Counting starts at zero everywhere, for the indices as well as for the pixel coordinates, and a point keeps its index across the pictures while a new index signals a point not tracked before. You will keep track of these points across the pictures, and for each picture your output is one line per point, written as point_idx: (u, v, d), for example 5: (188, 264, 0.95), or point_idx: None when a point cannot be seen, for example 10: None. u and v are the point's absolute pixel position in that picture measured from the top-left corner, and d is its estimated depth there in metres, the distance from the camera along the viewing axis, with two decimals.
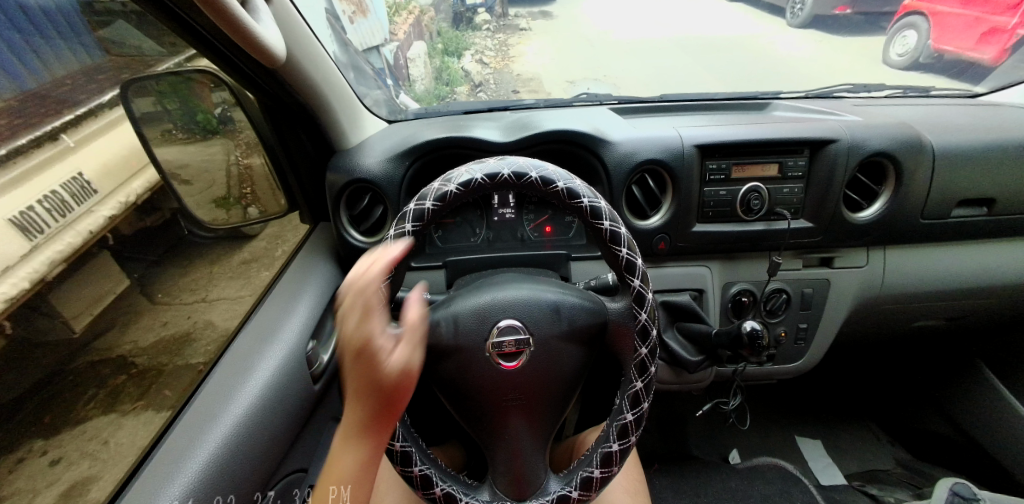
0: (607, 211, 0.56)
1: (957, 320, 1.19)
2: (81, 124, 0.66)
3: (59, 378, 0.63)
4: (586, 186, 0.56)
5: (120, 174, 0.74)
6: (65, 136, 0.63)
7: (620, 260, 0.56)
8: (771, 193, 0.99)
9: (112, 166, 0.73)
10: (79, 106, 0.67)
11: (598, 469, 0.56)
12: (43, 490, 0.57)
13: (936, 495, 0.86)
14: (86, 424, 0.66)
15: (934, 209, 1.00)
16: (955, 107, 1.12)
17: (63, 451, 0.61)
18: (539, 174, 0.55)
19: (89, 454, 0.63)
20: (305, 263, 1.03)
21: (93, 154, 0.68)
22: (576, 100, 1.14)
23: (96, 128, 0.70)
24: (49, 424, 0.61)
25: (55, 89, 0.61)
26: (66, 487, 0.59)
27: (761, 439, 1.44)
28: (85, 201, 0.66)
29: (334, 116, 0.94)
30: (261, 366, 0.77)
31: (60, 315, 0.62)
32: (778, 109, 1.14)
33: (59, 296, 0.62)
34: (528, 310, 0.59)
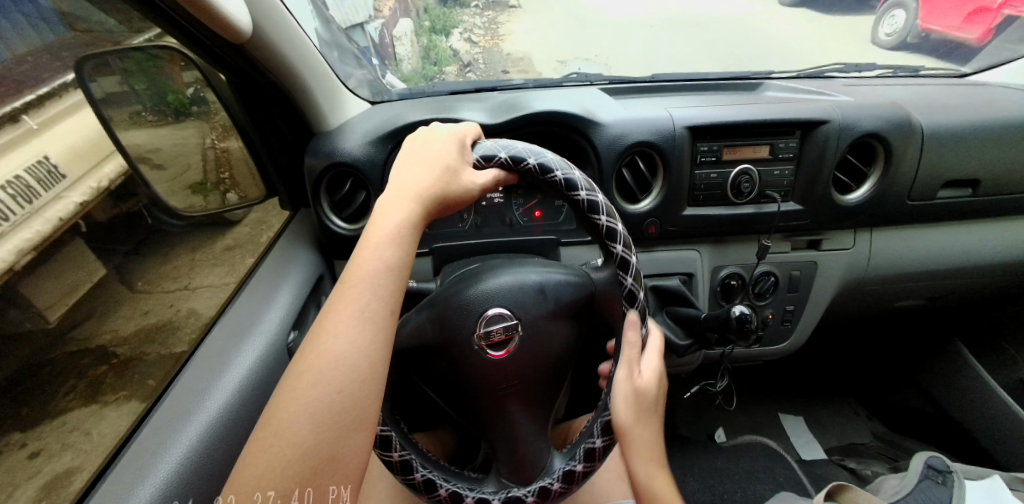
0: (582, 181, 0.54)
1: (938, 299, 1.21)
2: (43, 105, 0.63)
3: (34, 372, 0.60)
4: (558, 158, 0.54)
5: (88, 159, 0.71)
6: (26, 118, 0.59)
7: (600, 229, 0.54)
8: (761, 175, 0.98)
9: (80, 151, 0.69)
10: (41, 86, 0.63)
11: (600, 439, 0.52)
12: (25, 482, 0.54)
13: (912, 468, 0.88)
14: (66, 415, 0.63)
15: (921, 190, 1.01)
16: (944, 88, 1.12)
17: (43, 444, 0.58)
18: (507, 152, 0.53)
19: (70, 446, 0.60)
20: (287, 251, 1.00)
21: (57, 138, 0.65)
22: (566, 80, 1.11)
23: (59, 112, 0.66)
24: (26, 417, 0.58)
25: (13, 69, 0.57)
26: (48, 479, 0.56)
27: (747, 418, 1.47)
28: (53, 186, 0.63)
29: (312, 98, 0.90)
30: (239, 359, 0.75)
31: (32, 306, 0.60)
32: (771, 89, 1.12)
33: (27, 289, 0.60)
34: (514, 295, 0.59)
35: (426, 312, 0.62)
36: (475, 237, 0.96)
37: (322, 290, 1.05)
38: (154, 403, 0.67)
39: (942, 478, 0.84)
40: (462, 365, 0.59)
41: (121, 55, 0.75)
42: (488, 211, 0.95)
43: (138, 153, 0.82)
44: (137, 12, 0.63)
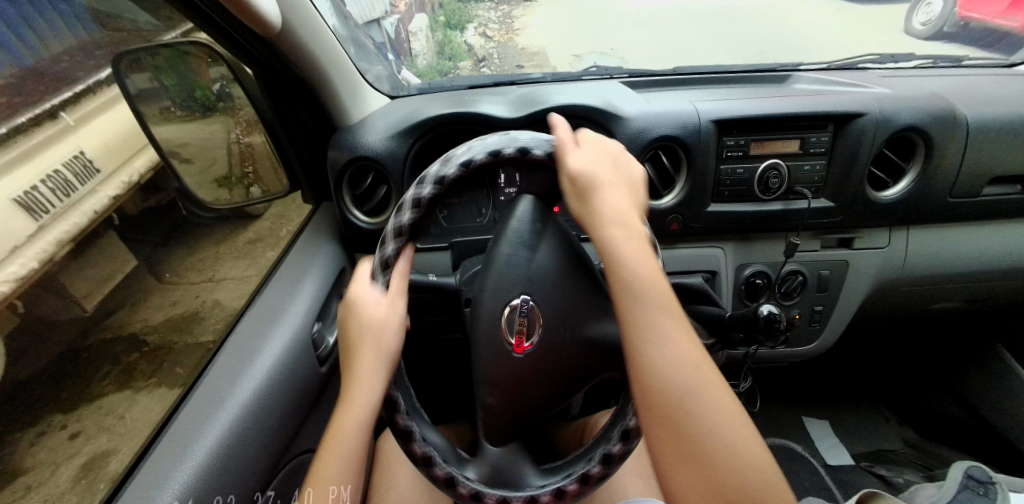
0: (526, 140, 0.51)
1: (978, 302, 1.16)
2: (81, 102, 0.65)
3: (72, 358, 0.63)
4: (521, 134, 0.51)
5: (121, 153, 0.73)
6: (65, 114, 0.62)
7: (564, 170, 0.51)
8: (790, 171, 0.95)
9: (114, 145, 0.72)
10: (78, 83, 0.65)
11: None
12: (65, 462, 0.57)
13: (950, 477, 0.84)
14: (103, 399, 0.66)
15: (965, 187, 0.96)
16: (990, 77, 1.06)
17: (82, 426, 0.61)
18: (514, 146, 0.50)
19: (106, 428, 0.63)
20: (308, 244, 1.01)
21: (93, 134, 0.67)
22: (585, 75, 1.09)
23: (94, 107, 0.68)
24: (66, 399, 0.61)
25: (53, 66, 0.59)
26: (87, 459, 0.58)
27: (769, 420, 1.43)
28: (87, 181, 0.65)
29: (334, 92, 0.91)
30: (267, 348, 0.76)
31: (70, 293, 0.63)
32: (800, 81, 1.08)
33: (68, 277, 0.62)
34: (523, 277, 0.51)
35: None
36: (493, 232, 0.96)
37: (345, 282, 1.06)
38: (188, 388, 0.68)
39: (983, 489, 0.80)
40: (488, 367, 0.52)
41: (153, 50, 0.77)
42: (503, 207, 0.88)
43: (169, 147, 0.84)
44: (173, 11, 0.65)
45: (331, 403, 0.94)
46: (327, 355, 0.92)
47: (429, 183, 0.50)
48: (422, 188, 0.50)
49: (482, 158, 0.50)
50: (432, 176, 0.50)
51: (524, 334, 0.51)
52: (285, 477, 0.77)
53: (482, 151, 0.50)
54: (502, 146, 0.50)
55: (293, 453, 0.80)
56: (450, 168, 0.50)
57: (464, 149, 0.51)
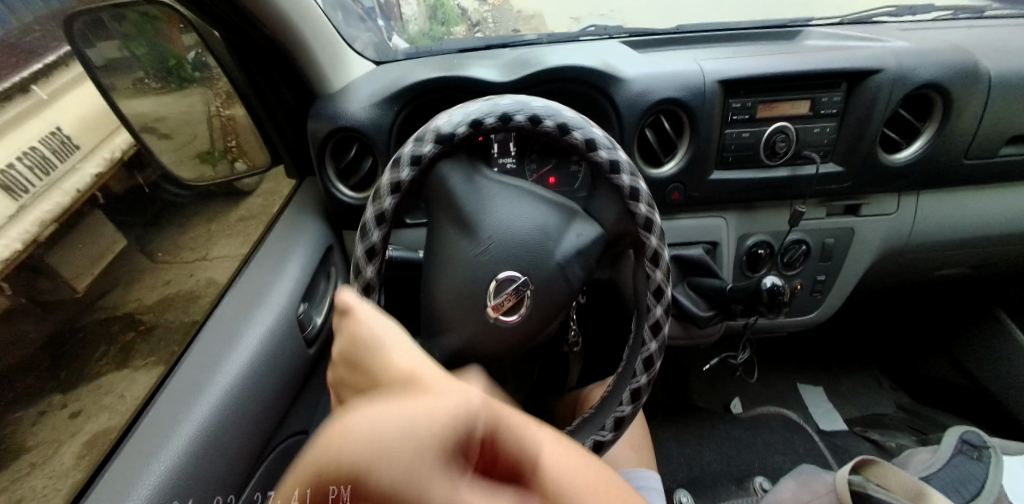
0: (544, 110, 0.49)
1: (983, 267, 1.14)
2: (52, 75, 0.60)
3: (70, 336, 0.62)
4: (540, 101, 0.50)
5: (101, 129, 0.70)
6: (36, 87, 0.57)
7: (577, 145, 0.50)
8: (799, 133, 0.90)
9: (92, 121, 0.68)
10: (48, 55, 0.60)
11: (654, 339, 0.52)
12: (69, 439, 0.57)
13: (945, 442, 0.83)
14: (101, 379, 0.65)
15: (981, 148, 0.92)
16: (1012, 28, 1.00)
17: (82, 405, 0.61)
18: (525, 114, 0.49)
19: (106, 407, 0.62)
20: (293, 221, 0.97)
21: (66, 108, 0.63)
22: (584, 34, 1.02)
23: (66, 81, 0.63)
24: (65, 379, 0.60)
25: (22, 37, 0.54)
26: (89, 437, 0.58)
27: (766, 389, 1.42)
28: (68, 158, 0.62)
29: (312, 57, 0.85)
30: (249, 331, 0.73)
31: (59, 276, 0.59)
32: (810, 37, 1.02)
33: (56, 260, 0.59)
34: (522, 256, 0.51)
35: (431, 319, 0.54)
36: None
37: (332, 260, 1.03)
38: (168, 371, 0.66)
39: (978, 454, 0.80)
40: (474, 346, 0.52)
41: (111, 10, 0.73)
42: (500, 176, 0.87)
43: (142, 123, 0.79)
44: None
45: (320, 385, 0.92)
46: (315, 336, 0.90)
47: (429, 141, 0.50)
48: (423, 146, 0.50)
49: (491, 121, 0.49)
50: (432, 134, 0.50)
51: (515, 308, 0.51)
52: (276, 459, 0.76)
53: (491, 114, 0.49)
54: (514, 111, 0.49)
55: (280, 437, 0.78)
56: (454, 128, 0.49)
57: (469, 107, 0.50)
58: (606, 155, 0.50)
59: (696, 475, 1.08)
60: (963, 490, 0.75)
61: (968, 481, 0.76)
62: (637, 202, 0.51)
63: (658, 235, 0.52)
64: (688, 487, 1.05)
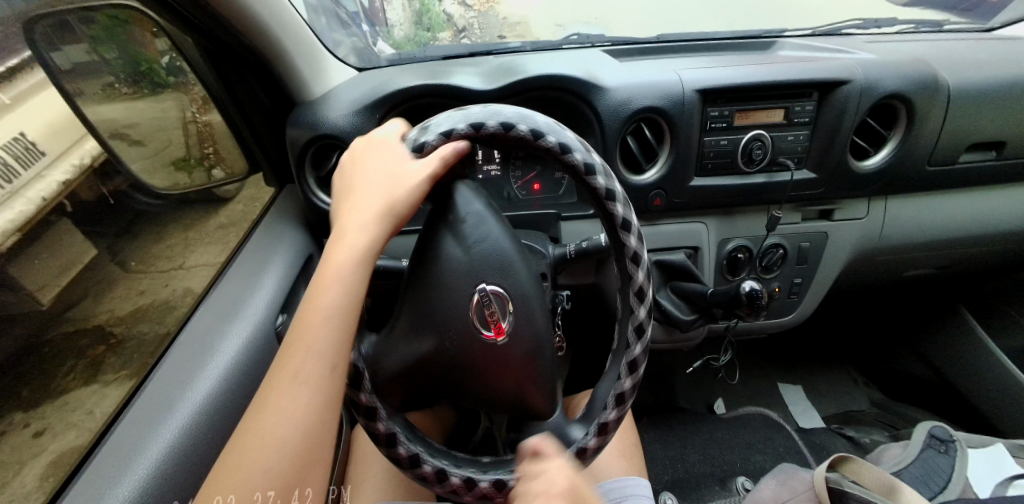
0: (480, 114, 0.46)
1: (948, 268, 1.19)
2: (14, 79, 0.58)
3: (36, 352, 0.59)
4: (477, 107, 0.47)
5: (67, 136, 0.67)
6: None
7: (525, 139, 0.46)
8: (775, 141, 0.93)
9: (59, 127, 0.66)
10: (10, 58, 0.57)
11: (644, 313, 0.49)
12: (31, 460, 0.54)
13: (914, 437, 0.86)
14: (68, 395, 0.62)
15: (943, 155, 0.97)
16: (970, 41, 1.05)
17: (47, 423, 0.58)
18: (465, 122, 0.46)
19: (74, 425, 0.59)
20: (272, 230, 0.95)
21: (30, 113, 0.61)
22: (566, 43, 1.04)
23: (30, 86, 0.61)
24: (28, 396, 0.58)
25: None
26: (54, 456, 0.55)
27: (747, 389, 1.45)
28: (31, 165, 0.59)
29: (292, 62, 0.84)
30: (225, 344, 0.71)
31: (22, 286, 0.57)
32: (785, 48, 1.06)
33: (19, 271, 0.57)
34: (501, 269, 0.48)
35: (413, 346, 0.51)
36: None
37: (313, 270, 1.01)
38: (138, 386, 0.64)
39: (944, 447, 0.83)
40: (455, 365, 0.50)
41: (80, 14, 0.70)
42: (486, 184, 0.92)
43: (112, 129, 0.76)
44: None
45: None
46: None
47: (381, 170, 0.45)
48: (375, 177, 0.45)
49: (437, 139, 0.45)
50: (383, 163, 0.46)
51: (501, 322, 0.48)
52: None
53: (436, 132, 0.45)
54: (455, 123, 0.46)
55: None
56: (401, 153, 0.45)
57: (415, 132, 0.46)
58: (557, 140, 0.47)
59: (682, 476, 1.09)
60: (932, 484, 0.77)
61: (936, 474, 0.79)
62: (596, 173, 0.48)
63: (624, 206, 0.49)
64: (674, 488, 1.06)
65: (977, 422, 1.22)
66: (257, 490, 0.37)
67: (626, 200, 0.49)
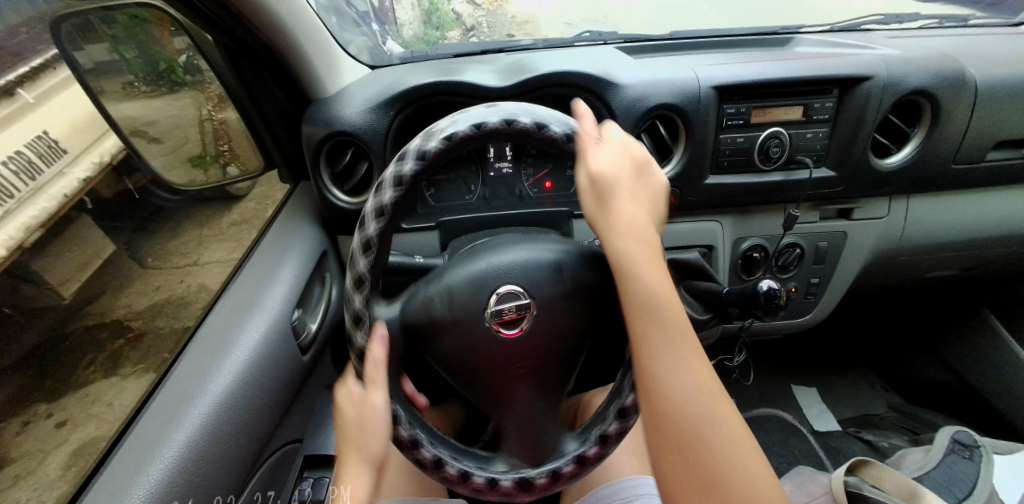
0: (517, 111, 0.47)
1: (971, 269, 1.16)
2: (38, 78, 0.59)
3: (57, 345, 0.60)
4: (514, 104, 0.48)
5: (88, 134, 0.68)
6: (22, 91, 0.56)
7: (558, 142, 0.48)
8: (793, 138, 0.91)
9: (80, 125, 0.67)
10: (35, 58, 0.59)
11: None
12: (55, 450, 0.55)
13: (936, 443, 0.84)
14: (88, 387, 0.64)
15: (969, 153, 0.94)
16: (996, 36, 1.02)
17: (69, 414, 0.59)
18: (500, 117, 0.46)
19: (95, 415, 0.60)
20: (287, 227, 0.95)
21: (53, 112, 0.62)
22: (577, 40, 1.03)
23: (54, 85, 0.63)
24: (52, 387, 0.59)
25: (10, 40, 0.53)
26: (76, 447, 0.56)
27: (760, 391, 1.43)
28: (54, 162, 0.60)
29: (307, 60, 0.84)
30: (242, 339, 0.72)
31: (44, 282, 0.58)
32: (802, 44, 1.04)
33: (42, 266, 0.58)
34: (521, 267, 0.48)
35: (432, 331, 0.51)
36: (483, 209, 0.93)
37: (326, 266, 1.02)
38: (160, 379, 0.65)
39: (969, 453, 0.81)
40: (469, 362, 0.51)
41: (100, 13, 0.70)
42: (497, 182, 0.92)
43: (131, 127, 0.77)
44: None
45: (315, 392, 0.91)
46: (309, 343, 0.88)
47: (411, 158, 0.45)
48: (403, 164, 0.46)
49: (470, 130, 0.46)
50: (412, 150, 0.46)
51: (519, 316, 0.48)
52: (267, 469, 0.75)
53: (468, 123, 0.46)
54: (488, 116, 0.46)
55: (273, 446, 0.77)
56: (433, 142, 0.45)
57: (445, 122, 0.46)
58: (531, 120, 0.47)
59: None
60: (955, 491, 0.75)
61: (959, 480, 0.76)
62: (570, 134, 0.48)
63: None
64: None
65: (1000, 428, 1.19)
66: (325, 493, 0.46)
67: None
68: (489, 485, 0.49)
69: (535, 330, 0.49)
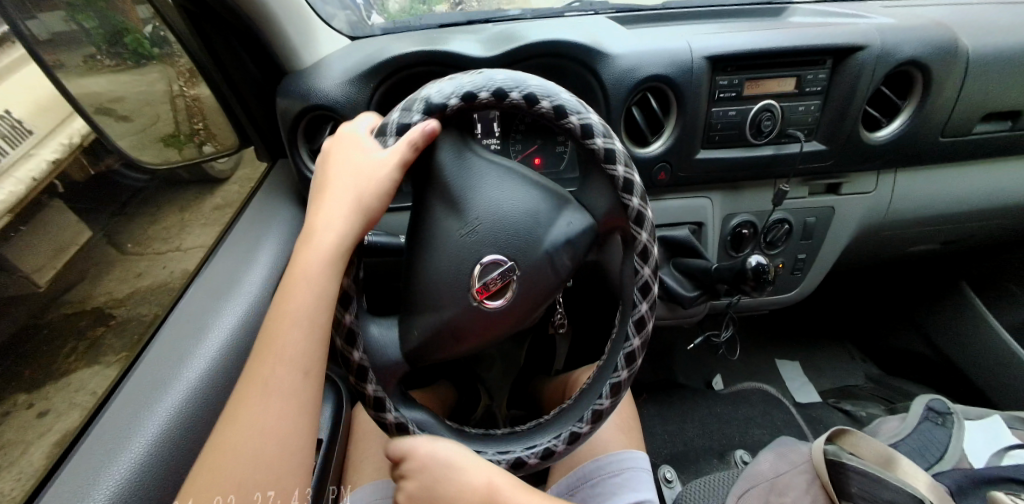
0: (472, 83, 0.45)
1: (953, 243, 1.18)
2: None
3: (34, 333, 0.59)
4: (467, 78, 0.46)
5: (54, 113, 0.65)
6: None
7: (513, 106, 0.46)
8: (784, 112, 0.90)
9: (43, 105, 0.63)
10: None
11: (645, 234, 0.51)
12: (34, 440, 0.53)
13: (912, 411, 0.86)
14: (70, 376, 0.62)
15: (956, 126, 0.94)
16: (989, 6, 1.01)
17: (50, 403, 0.58)
18: (454, 97, 0.45)
19: (77, 405, 0.58)
20: (268, 206, 0.92)
21: (16, 88, 0.58)
22: (568, 10, 0.99)
23: (13, 60, 0.58)
24: (30, 377, 0.58)
25: None
26: (59, 436, 0.54)
27: (747, 365, 1.46)
28: (19, 144, 0.57)
29: (282, 29, 0.80)
30: (218, 322, 0.69)
31: (19, 269, 0.57)
32: (797, 14, 1.01)
33: (15, 253, 0.56)
34: (491, 234, 0.49)
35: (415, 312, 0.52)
36: None
37: None
38: (130, 368, 0.63)
39: (942, 419, 0.83)
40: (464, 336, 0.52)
41: None
42: None
43: (95, 105, 0.72)
44: None
45: None
46: None
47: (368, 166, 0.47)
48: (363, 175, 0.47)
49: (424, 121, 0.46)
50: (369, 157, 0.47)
51: (487, 282, 0.49)
52: None
53: (421, 111, 0.46)
54: (443, 99, 0.45)
55: None
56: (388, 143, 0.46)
57: (394, 114, 0.47)
58: (490, 92, 0.45)
59: (680, 450, 1.11)
60: (928, 455, 0.77)
61: (932, 446, 0.78)
62: (508, 93, 0.45)
63: (549, 96, 0.46)
64: (673, 463, 1.07)
65: (972, 395, 1.24)
66: None
67: (545, 90, 0.46)
68: (543, 457, 0.49)
69: (529, 271, 0.50)
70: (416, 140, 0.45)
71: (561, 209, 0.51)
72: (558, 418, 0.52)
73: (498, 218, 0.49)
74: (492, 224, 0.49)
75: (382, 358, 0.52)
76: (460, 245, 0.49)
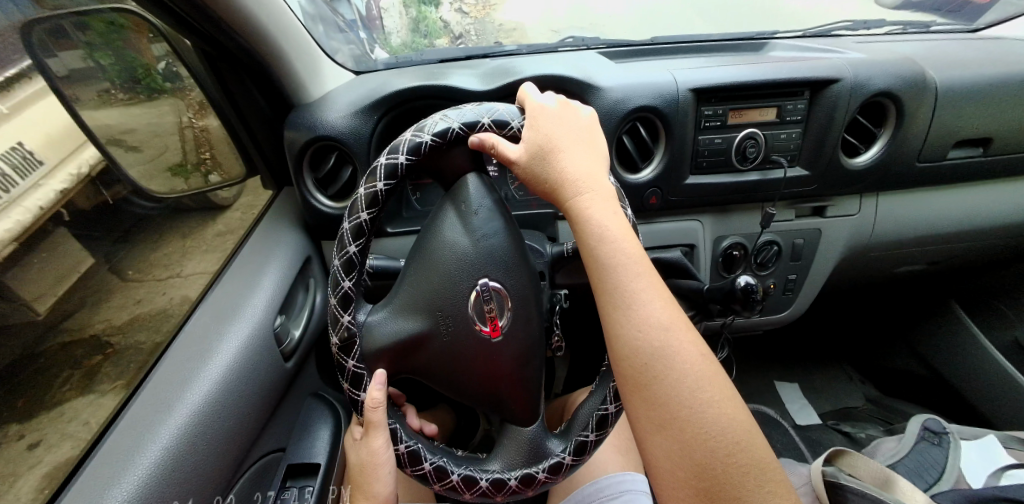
0: (507, 115, 0.49)
1: (938, 263, 1.21)
2: (11, 89, 0.58)
3: (30, 363, 0.59)
4: (500, 107, 0.50)
5: (67, 144, 0.67)
6: None
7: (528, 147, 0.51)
8: (768, 139, 0.95)
9: (59, 136, 0.66)
10: (10, 68, 0.58)
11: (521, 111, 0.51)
12: (28, 472, 0.54)
13: (908, 430, 0.86)
14: (63, 406, 0.61)
15: (932, 152, 0.98)
16: (958, 42, 1.07)
17: (43, 434, 0.58)
18: (491, 118, 0.49)
19: (71, 435, 0.58)
20: (270, 233, 0.95)
21: (31, 121, 0.61)
22: (562, 45, 1.05)
23: (27, 97, 0.61)
24: (23, 408, 0.57)
25: None
26: (51, 468, 0.55)
27: (746, 388, 1.45)
28: (30, 174, 0.59)
29: (289, 64, 0.84)
30: (222, 348, 0.71)
31: (19, 298, 0.58)
32: (776, 49, 1.08)
33: (15, 281, 0.57)
34: (470, 270, 0.51)
35: (432, 380, 0.57)
36: None
37: (311, 272, 1.01)
38: (131, 395, 0.64)
39: (938, 439, 0.83)
40: (478, 372, 0.54)
41: (72, 19, 0.68)
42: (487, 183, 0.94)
43: (108, 136, 0.75)
44: None
45: (302, 397, 0.91)
46: (293, 350, 0.88)
47: (403, 151, 0.49)
48: (396, 156, 0.49)
49: (460, 129, 0.49)
50: (404, 145, 0.49)
51: (498, 318, 0.52)
52: (251, 479, 0.75)
53: (459, 121, 0.49)
54: (480, 117, 0.49)
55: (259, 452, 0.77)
56: (424, 136, 0.49)
57: (440, 116, 0.50)
58: (520, 124, 0.49)
59: None
60: (926, 476, 0.78)
61: (930, 466, 0.79)
62: (510, 122, 0.49)
63: None
64: None
65: (968, 415, 1.24)
66: (638, 334, 0.41)
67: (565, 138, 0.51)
68: (524, 483, 0.52)
69: (503, 282, 0.52)
70: (376, 397, 0.50)
71: (459, 226, 0.52)
72: (562, 436, 0.56)
73: (440, 299, 0.52)
74: (444, 303, 0.52)
75: (508, 459, 0.53)
76: (453, 287, 0.51)
